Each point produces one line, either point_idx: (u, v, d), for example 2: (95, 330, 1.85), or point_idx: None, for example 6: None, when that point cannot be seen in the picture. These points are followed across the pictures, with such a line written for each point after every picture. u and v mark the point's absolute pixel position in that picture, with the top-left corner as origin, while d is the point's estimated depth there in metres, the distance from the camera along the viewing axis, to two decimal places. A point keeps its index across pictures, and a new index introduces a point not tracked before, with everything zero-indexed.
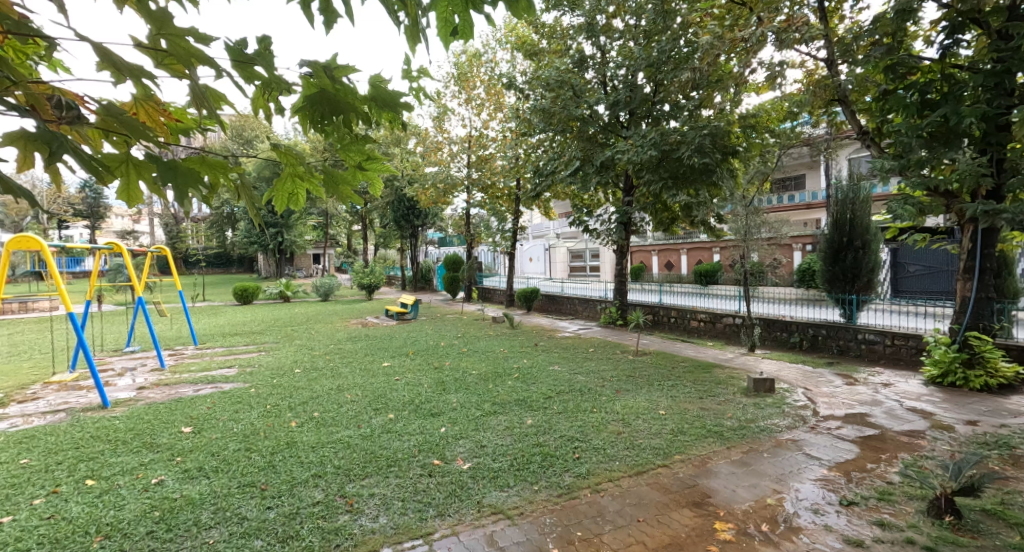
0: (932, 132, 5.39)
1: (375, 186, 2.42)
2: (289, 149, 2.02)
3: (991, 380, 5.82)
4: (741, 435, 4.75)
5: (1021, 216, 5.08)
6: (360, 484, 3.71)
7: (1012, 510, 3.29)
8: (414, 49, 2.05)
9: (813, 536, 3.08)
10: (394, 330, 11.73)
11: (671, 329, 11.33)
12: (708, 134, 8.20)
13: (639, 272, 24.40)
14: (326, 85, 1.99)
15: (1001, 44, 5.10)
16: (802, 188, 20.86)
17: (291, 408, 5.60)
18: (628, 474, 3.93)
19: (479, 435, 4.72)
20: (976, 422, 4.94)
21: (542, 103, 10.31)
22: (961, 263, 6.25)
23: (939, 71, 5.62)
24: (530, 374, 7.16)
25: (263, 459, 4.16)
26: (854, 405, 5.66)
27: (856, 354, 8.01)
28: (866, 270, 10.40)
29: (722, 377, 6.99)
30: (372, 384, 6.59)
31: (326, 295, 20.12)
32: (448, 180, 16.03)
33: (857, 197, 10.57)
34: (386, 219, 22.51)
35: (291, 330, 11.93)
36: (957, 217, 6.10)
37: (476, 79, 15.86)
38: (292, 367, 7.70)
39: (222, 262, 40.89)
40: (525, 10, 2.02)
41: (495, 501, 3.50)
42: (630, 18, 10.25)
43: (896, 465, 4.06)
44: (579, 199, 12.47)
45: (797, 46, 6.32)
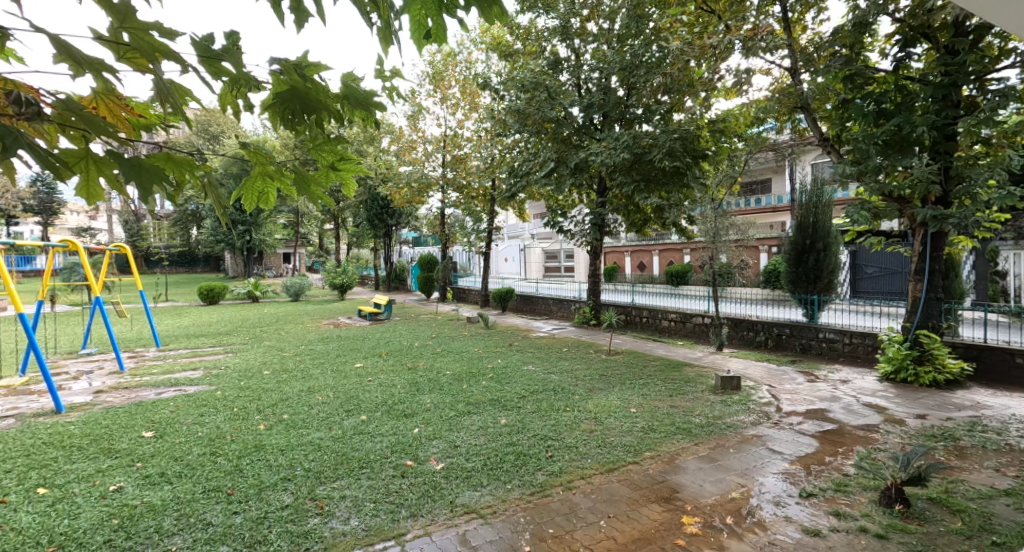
0: (886, 139, 5.69)
1: (349, 187, 2.42)
2: (258, 148, 2.02)
3: (939, 376, 6.15)
4: (708, 432, 4.90)
5: (966, 221, 5.41)
6: (330, 487, 3.69)
7: (955, 498, 3.49)
8: (388, 51, 2.07)
9: (774, 528, 3.21)
10: (367, 331, 11.62)
11: (643, 328, 11.54)
12: (678, 138, 8.45)
13: (613, 272, 24.76)
14: (297, 83, 1.99)
15: (949, 58, 5.40)
16: (768, 192, 21.52)
17: (260, 410, 5.50)
18: (600, 471, 4.02)
19: (452, 435, 4.75)
20: (925, 416, 5.22)
21: (517, 104, 10.40)
22: (913, 265, 6.59)
23: (894, 82, 5.90)
24: (504, 374, 7.21)
25: (229, 463, 4.09)
26: (815, 401, 5.90)
27: (818, 353, 8.33)
28: (827, 271, 10.81)
29: (691, 376, 7.17)
30: (344, 385, 6.53)
31: (297, 295, 19.73)
32: (422, 180, 15.97)
33: (819, 201, 10.97)
34: (359, 219, 22.20)
35: (260, 331, 11.67)
36: (909, 221, 6.43)
37: (451, 79, 15.84)
38: (261, 369, 7.57)
39: (186, 260, 39.62)
40: (497, 15, 2.05)
41: (468, 501, 3.53)
42: (604, 22, 10.43)
43: (852, 458, 4.27)
44: (553, 200, 12.58)
45: (762, 54, 6.56)
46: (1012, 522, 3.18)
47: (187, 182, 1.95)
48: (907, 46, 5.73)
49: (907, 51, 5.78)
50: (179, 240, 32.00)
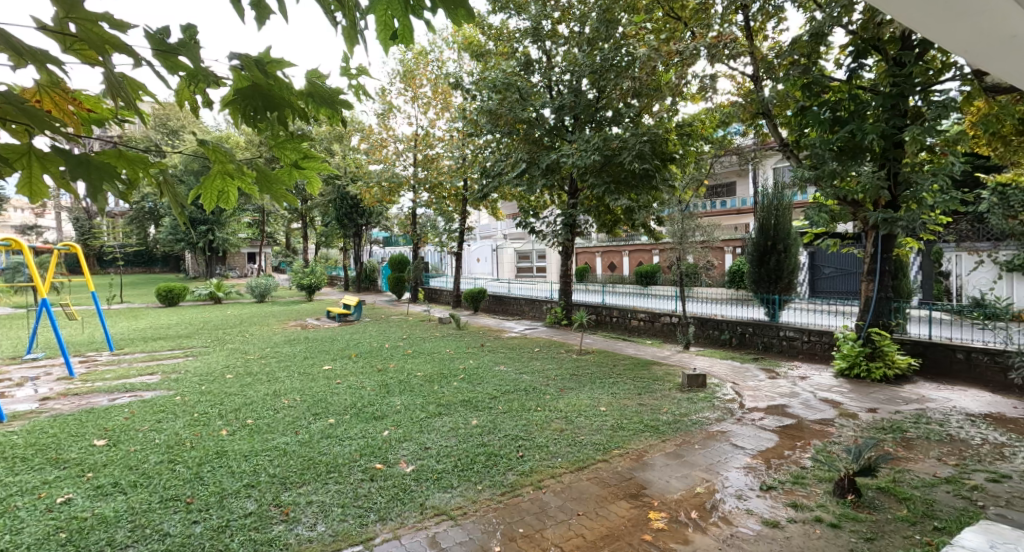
0: (841, 145, 5.94)
1: (314, 185, 2.39)
2: (217, 146, 1.97)
3: (889, 371, 6.45)
4: (674, 429, 5.02)
5: (913, 224, 5.71)
6: (296, 493, 3.62)
7: (902, 487, 3.69)
8: (352, 50, 2.06)
9: (736, 521, 3.32)
10: (336, 332, 11.42)
11: (613, 328, 11.71)
12: (647, 141, 8.64)
13: (584, 273, 25.04)
14: (259, 79, 1.96)
15: (896, 69, 5.67)
16: (732, 194, 22.14)
17: (222, 415, 5.35)
18: (569, 470, 4.07)
19: (423, 437, 4.73)
20: (876, 409, 5.48)
21: (489, 104, 10.43)
22: (866, 266, 6.91)
23: (848, 91, 6.16)
24: (476, 375, 7.22)
25: (189, 470, 3.97)
26: (776, 397, 6.12)
27: (779, 350, 8.62)
28: (788, 272, 11.20)
29: (658, 374, 7.33)
30: (311, 388, 6.42)
31: (262, 296, 19.23)
32: (393, 180, 15.82)
33: (780, 203, 11.34)
34: (328, 218, 21.78)
35: (223, 333, 11.32)
36: (862, 223, 6.73)
37: (423, 77, 15.73)
38: (224, 373, 7.35)
39: (144, 260, 38.13)
40: (464, 17, 2.07)
41: (438, 503, 3.52)
42: (575, 25, 10.54)
43: (809, 451, 4.45)
44: (525, 201, 12.64)
45: (726, 61, 6.76)
46: (952, 508, 3.37)
47: (142, 179, 1.90)
48: (859, 57, 6.01)
49: (859, 62, 6.05)
50: (135, 240, 30.71)
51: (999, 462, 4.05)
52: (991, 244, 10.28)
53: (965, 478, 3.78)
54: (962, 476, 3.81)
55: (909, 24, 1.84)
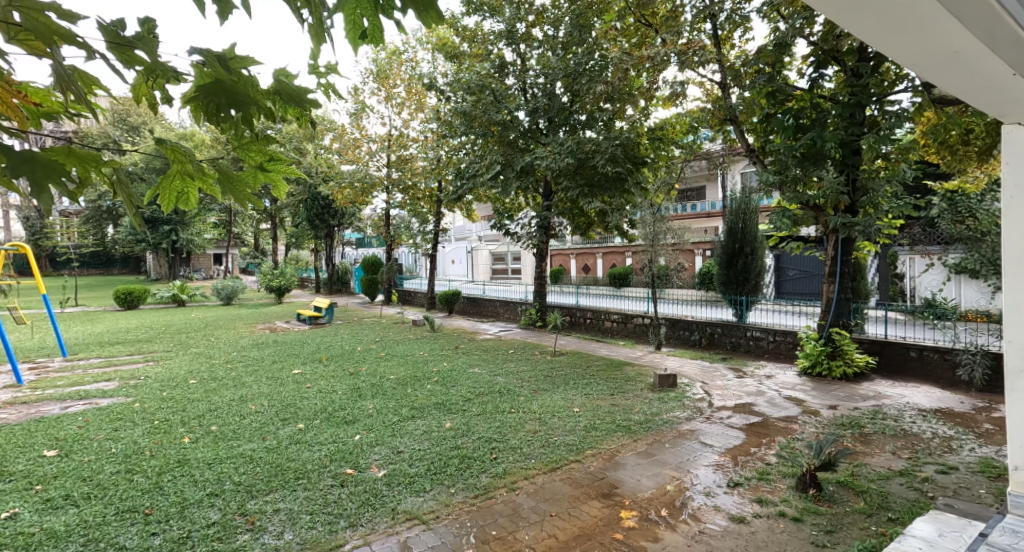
0: (803, 152, 6.15)
1: (279, 188, 2.34)
2: (176, 145, 1.92)
3: (848, 369, 6.71)
4: (646, 428, 5.11)
5: (870, 228, 5.96)
6: (263, 500, 3.54)
7: (859, 481, 3.84)
8: (320, 48, 2.03)
9: (704, 518, 3.40)
10: (307, 335, 11.19)
11: (587, 329, 11.84)
12: (619, 145, 8.77)
13: (559, 275, 25.20)
14: (221, 76, 1.92)
15: (854, 80, 5.91)
16: (702, 198, 22.64)
17: (185, 422, 5.19)
18: (543, 471, 4.10)
19: (395, 440, 4.68)
20: (836, 406, 5.69)
21: (463, 106, 10.40)
22: (827, 268, 7.16)
23: (809, 100, 6.37)
24: (449, 377, 7.19)
25: (148, 480, 3.83)
26: (743, 395, 6.28)
27: (746, 350, 8.86)
28: (754, 274, 11.52)
29: (630, 375, 7.43)
30: (280, 393, 6.27)
31: (229, 298, 18.71)
32: (366, 180, 15.63)
33: (747, 206, 11.63)
34: (298, 219, 21.34)
35: (187, 337, 10.96)
36: (823, 227, 6.98)
37: (397, 77, 15.59)
38: (187, 378, 7.11)
39: (101, 262, 36.61)
40: (434, 19, 2.07)
41: (410, 507, 3.50)
42: (549, 29, 10.61)
43: (774, 448, 4.59)
44: (499, 202, 12.66)
45: (694, 67, 6.92)
46: (905, 499, 3.53)
47: (94, 177, 1.83)
48: (820, 67, 6.25)
49: (819, 72, 6.29)
50: (92, 241, 29.43)
51: (947, 454, 4.26)
52: (940, 247, 10.68)
53: (917, 470, 3.96)
54: (914, 468, 3.99)
55: (864, 38, 1.87)
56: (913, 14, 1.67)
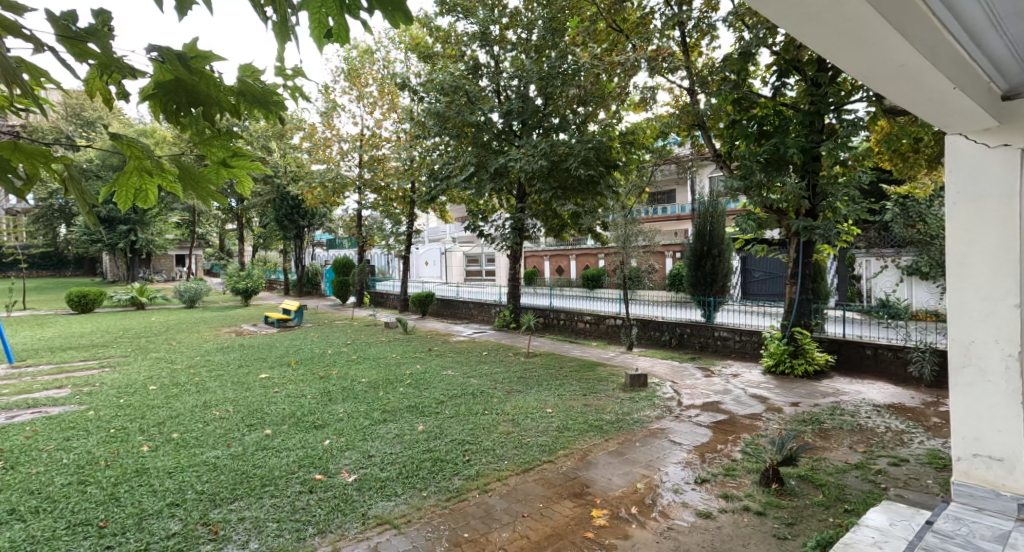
0: (767, 158, 6.37)
1: (245, 185, 2.28)
2: (133, 141, 1.86)
3: (809, 367, 6.96)
4: (617, 428, 5.18)
5: (829, 232, 6.22)
6: (227, 509, 3.45)
7: (819, 474, 3.98)
8: (285, 47, 2.00)
9: (673, 514, 3.47)
10: (275, 339, 10.91)
11: (560, 330, 11.93)
12: (592, 148, 8.90)
13: (532, 276, 25.33)
14: (182, 74, 1.87)
15: (814, 89, 6.12)
16: (673, 201, 23.12)
17: (144, 430, 5.01)
18: (515, 472, 4.11)
19: (366, 444, 4.62)
20: (798, 403, 5.88)
21: (436, 107, 10.35)
22: (789, 270, 7.40)
23: (773, 107, 6.58)
24: (423, 380, 7.14)
25: (103, 491, 3.68)
26: (711, 394, 6.44)
27: (714, 350, 9.07)
28: (722, 275, 11.83)
29: (603, 375, 7.52)
30: (247, 398, 6.11)
31: (192, 301, 18.12)
32: (337, 180, 15.38)
33: (714, 210, 11.95)
34: (267, 219, 20.85)
35: (146, 342, 10.55)
36: (786, 231, 7.21)
37: (369, 76, 15.40)
38: (146, 384, 6.85)
39: (53, 263, 34.91)
40: (403, 21, 2.06)
41: (381, 512, 3.46)
42: (522, 32, 10.66)
43: (739, 444, 4.71)
44: (473, 204, 12.64)
45: (664, 73, 7.04)
46: (860, 491, 3.68)
47: (43, 173, 1.76)
48: (782, 76, 6.47)
49: (782, 81, 6.51)
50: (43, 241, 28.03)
51: (899, 447, 4.45)
52: (894, 250, 11.12)
53: (871, 463, 4.14)
54: (869, 462, 4.17)
55: (822, 53, 1.94)
56: (862, 27, 1.74)
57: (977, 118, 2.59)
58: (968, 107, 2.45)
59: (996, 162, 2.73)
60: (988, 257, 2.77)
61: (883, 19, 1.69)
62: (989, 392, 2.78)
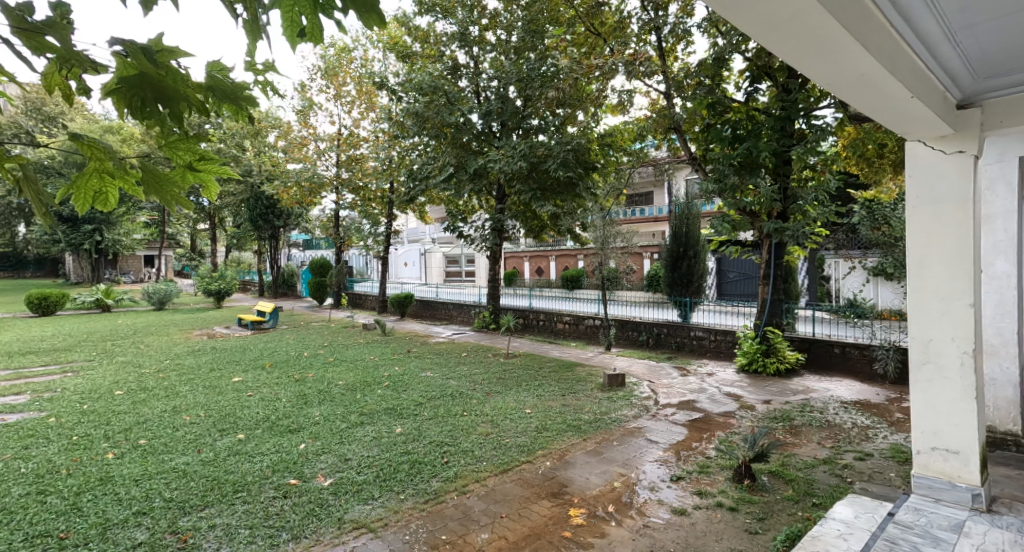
0: (740, 161, 6.51)
1: (211, 189, 2.25)
2: (94, 141, 1.81)
3: (780, 365, 7.14)
4: (594, 427, 5.22)
5: (798, 234, 6.40)
6: (197, 517, 3.37)
7: (789, 470, 4.08)
8: (256, 45, 1.98)
9: (649, 512, 3.51)
10: (248, 341, 10.69)
11: (540, 331, 11.98)
12: (571, 150, 9.00)
13: (512, 277, 25.37)
14: (147, 69, 1.82)
15: (785, 95, 6.29)
16: (650, 203, 23.44)
17: (108, 436, 4.86)
18: (494, 473, 4.11)
19: (343, 448, 4.57)
20: (770, 401, 6.02)
21: (415, 107, 10.28)
22: (762, 271, 7.57)
23: (746, 112, 6.74)
24: (401, 382, 7.09)
25: (64, 501, 3.55)
26: (686, 393, 6.55)
27: (689, 349, 9.22)
28: (697, 276, 12.04)
29: (581, 375, 7.57)
30: (219, 403, 5.97)
31: (162, 303, 17.63)
32: (314, 180, 15.17)
33: (690, 212, 12.17)
34: (241, 219, 20.44)
35: (112, 345, 10.22)
36: (759, 233, 7.37)
37: (346, 75, 15.23)
38: (112, 390, 6.63)
39: (13, 264, 33.59)
40: (377, 22, 2.04)
41: (357, 516, 3.42)
42: (501, 34, 10.68)
43: (713, 442, 4.80)
44: (453, 205, 12.58)
45: (641, 77, 7.12)
46: (827, 485, 3.79)
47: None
48: (754, 82, 6.64)
49: (754, 86, 6.67)
50: None
51: (864, 442, 4.60)
52: (861, 251, 11.52)
53: (838, 458, 4.26)
54: (837, 457, 4.30)
55: (789, 62, 2.00)
56: (825, 39, 1.80)
57: (933, 125, 2.71)
58: (925, 115, 2.56)
59: (952, 167, 2.85)
60: (945, 260, 2.88)
61: (844, 31, 1.75)
62: (946, 388, 2.90)
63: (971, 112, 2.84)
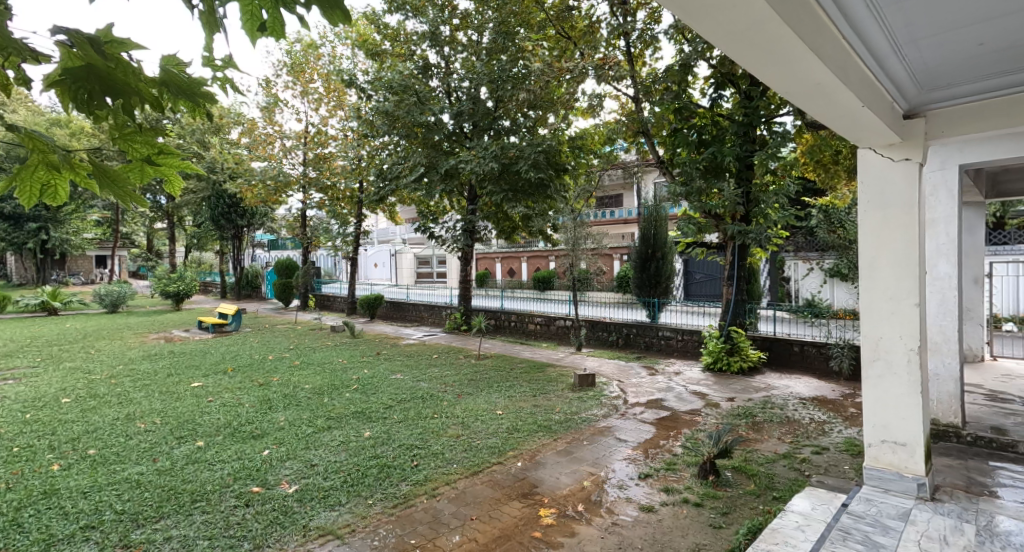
0: (705, 166, 6.67)
1: (173, 183, 2.15)
2: (35, 134, 1.73)
3: (744, 363, 7.33)
4: (565, 427, 5.26)
5: (760, 237, 6.59)
6: (151, 529, 3.23)
7: (751, 465, 4.20)
8: (213, 38, 1.92)
9: (618, 510, 3.56)
10: (209, 345, 10.33)
11: (511, 332, 12.00)
12: (542, 152, 9.08)
13: (484, 278, 25.33)
14: (96, 61, 1.75)
15: (747, 102, 6.49)
16: (620, 205, 23.80)
17: (54, 447, 4.61)
18: (464, 475, 4.09)
19: (308, 453, 4.46)
20: (734, 398, 6.19)
21: (384, 105, 10.15)
22: (726, 273, 7.76)
23: (711, 118, 6.90)
24: (370, 385, 6.97)
25: (2, 517, 3.35)
26: (654, 392, 6.66)
27: (657, 349, 9.39)
28: (665, 277, 12.27)
29: (552, 376, 7.62)
30: (177, 409, 5.75)
31: (115, 306, 16.85)
32: (279, 178, 14.81)
33: (658, 215, 12.40)
34: (202, 218, 19.75)
35: (59, 350, 9.71)
36: (724, 236, 7.57)
37: (313, 72, 14.92)
38: (59, 397, 6.29)
39: None
40: (341, 19, 2.00)
41: (323, 522, 3.35)
42: (473, 34, 10.67)
43: (680, 440, 4.90)
44: (424, 205, 12.47)
45: (610, 81, 7.22)
46: (786, 479, 3.92)
47: None
48: (718, 89, 6.82)
49: (718, 93, 6.85)
50: None
51: (821, 437, 4.78)
52: (818, 253, 12.08)
53: (797, 452, 4.42)
54: (796, 451, 4.45)
55: (749, 70, 2.05)
56: (784, 48, 1.85)
57: (882, 134, 2.85)
58: (876, 125, 2.69)
59: (899, 175, 3.00)
60: (893, 262, 3.02)
61: (801, 41, 1.81)
62: (895, 384, 3.04)
63: (915, 123, 3.00)
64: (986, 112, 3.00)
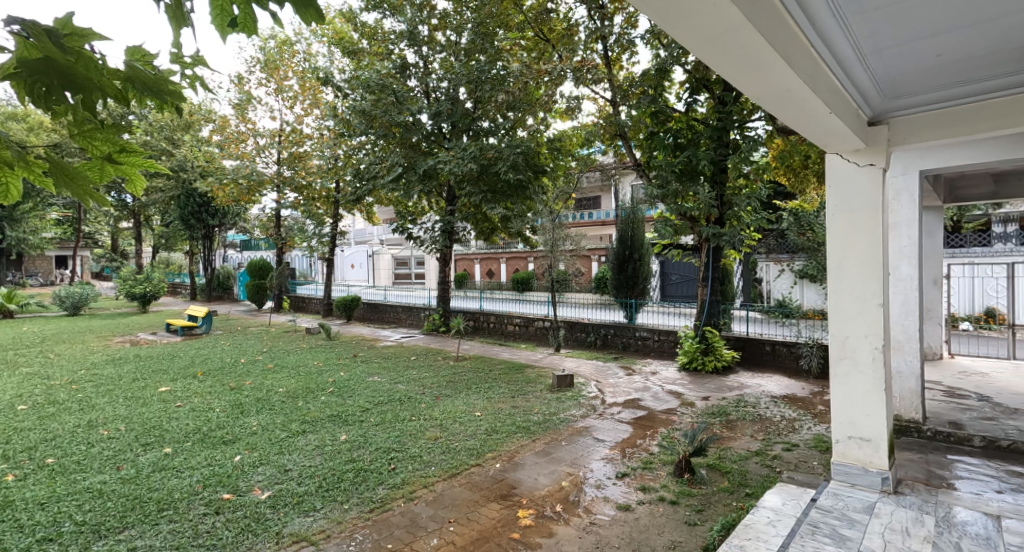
0: (681, 168, 6.77)
1: (136, 182, 2.11)
2: None
3: (718, 363, 7.46)
4: (543, 428, 5.26)
5: (734, 239, 6.71)
6: (114, 540, 3.12)
7: (725, 462, 4.28)
8: (180, 33, 1.85)
9: (595, 509, 3.58)
10: (177, 348, 10.03)
11: (490, 333, 11.98)
12: (520, 153, 9.09)
13: (462, 280, 25.22)
14: (54, 53, 1.66)
15: (721, 107, 6.62)
16: (598, 207, 23.99)
17: (9, 457, 4.41)
18: (442, 478, 4.06)
19: (282, 458, 4.37)
20: (708, 397, 6.30)
21: (361, 104, 10.03)
22: (702, 274, 7.88)
23: (686, 121, 7.01)
24: (346, 387, 6.87)
25: None
26: (631, 392, 6.73)
27: (634, 349, 9.49)
28: (642, 278, 12.41)
29: (530, 377, 7.62)
30: (144, 415, 5.56)
31: (77, 308, 16.23)
32: (252, 177, 14.47)
33: (635, 217, 12.54)
34: (171, 218, 19.19)
35: (16, 355, 9.30)
36: (699, 237, 7.69)
37: (288, 69, 14.64)
38: (16, 405, 6.01)
39: None
40: (315, 17, 1.97)
41: (298, 528, 3.28)
42: (451, 34, 10.62)
43: (656, 439, 4.95)
44: (401, 206, 12.37)
45: (588, 84, 7.28)
46: (759, 475, 4.00)
47: None
48: (693, 93, 6.93)
49: (693, 97, 6.96)
50: None
51: (792, 434, 4.89)
52: (789, 255, 12.40)
53: (769, 449, 4.52)
54: (767, 448, 4.54)
55: (722, 74, 2.08)
56: (756, 54, 1.88)
57: (848, 140, 2.93)
58: (841, 130, 2.76)
59: (865, 179, 3.09)
60: (860, 263, 3.10)
61: (772, 49, 1.85)
62: (861, 382, 3.13)
63: (879, 129, 3.10)
64: (945, 120, 3.11)
